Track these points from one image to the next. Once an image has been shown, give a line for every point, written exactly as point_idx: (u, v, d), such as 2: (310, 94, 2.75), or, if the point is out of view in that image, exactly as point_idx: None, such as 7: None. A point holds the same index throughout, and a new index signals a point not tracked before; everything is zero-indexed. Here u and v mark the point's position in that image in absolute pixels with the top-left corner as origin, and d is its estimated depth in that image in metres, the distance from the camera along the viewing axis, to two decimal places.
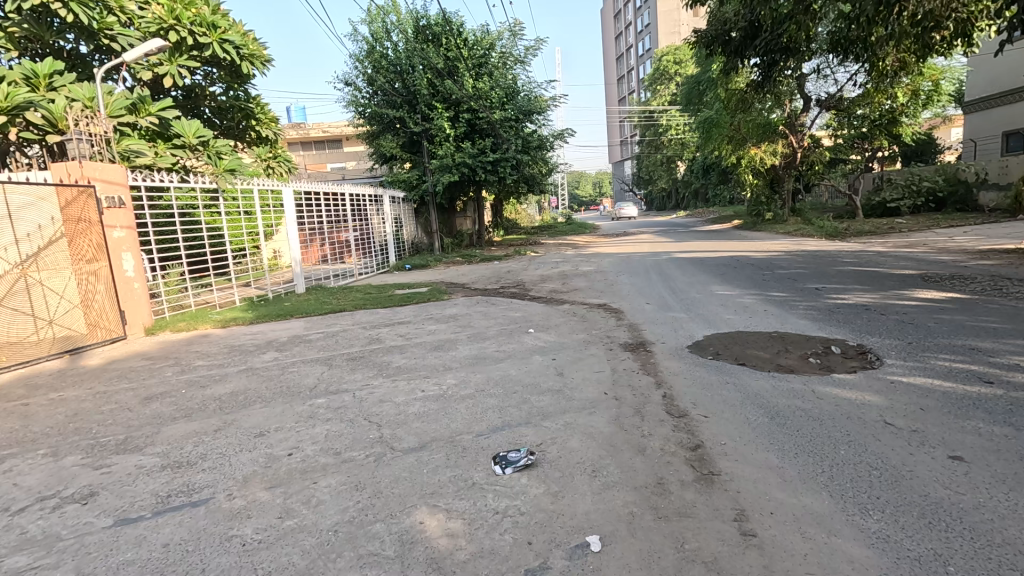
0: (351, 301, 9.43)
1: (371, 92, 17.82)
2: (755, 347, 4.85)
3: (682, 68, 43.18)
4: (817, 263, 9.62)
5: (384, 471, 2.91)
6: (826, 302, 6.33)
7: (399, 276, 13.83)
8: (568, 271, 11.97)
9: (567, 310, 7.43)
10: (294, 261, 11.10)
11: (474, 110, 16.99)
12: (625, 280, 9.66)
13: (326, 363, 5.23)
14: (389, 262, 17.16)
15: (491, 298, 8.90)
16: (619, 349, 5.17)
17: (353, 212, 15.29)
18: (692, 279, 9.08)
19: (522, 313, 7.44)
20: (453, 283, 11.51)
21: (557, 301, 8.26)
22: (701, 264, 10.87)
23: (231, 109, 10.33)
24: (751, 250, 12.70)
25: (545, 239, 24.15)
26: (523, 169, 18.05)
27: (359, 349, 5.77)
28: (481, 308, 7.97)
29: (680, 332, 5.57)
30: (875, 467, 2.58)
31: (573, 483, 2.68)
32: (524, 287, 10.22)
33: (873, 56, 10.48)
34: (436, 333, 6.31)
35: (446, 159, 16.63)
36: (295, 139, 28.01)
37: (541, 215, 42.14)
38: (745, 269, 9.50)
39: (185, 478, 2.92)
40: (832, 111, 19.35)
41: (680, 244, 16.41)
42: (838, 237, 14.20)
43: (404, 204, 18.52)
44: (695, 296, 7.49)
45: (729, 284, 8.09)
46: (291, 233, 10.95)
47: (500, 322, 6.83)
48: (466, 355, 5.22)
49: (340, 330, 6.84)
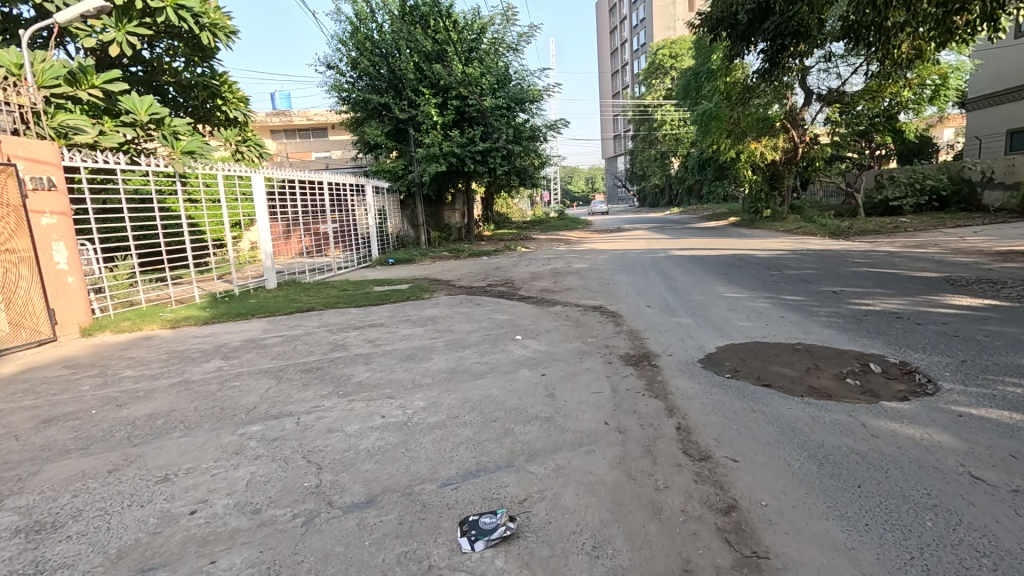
0: (323, 299, 8.61)
1: (354, 76, 16.89)
2: (778, 363, 4.15)
3: (678, 61, 42.54)
4: (827, 262, 8.96)
5: (310, 542, 2.15)
6: (849, 308, 5.65)
7: (381, 271, 13.02)
8: (560, 268, 11.22)
9: (560, 313, 6.69)
10: (265, 253, 10.25)
11: (463, 97, 16.14)
12: (623, 279, 8.94)
13: (276, 375, 4.44)
14: (372, 256, 16.26)
15: (476, 298, 8.12)
16: (620, 362, 4.45)
17: (333, 203, 14.43)
18: (695, 279, 8.36)
19: (510, 315, 6.70)
20: (438, 280, 10.73)
21: (549, 302, 7.52)
22: (701, 263, 10.17)
23: (194, 87, 9.46)
24: (753, 249, 12.04)
25: (536, 234, 23.44)
26: (514, 161, 17.27)
27: (319, 357, 4.99)
28: (464, 308, 7.21)
29: (689, 343, 4.85)
30: (983, 552, 1.88)
31: (567, 569, 1.95)
32: (513, 286, 9.47)
33: (888, 45, 9.85)
34: (410, 339, 5.54)
35: (433, 148, 15.78)
36: (278, 127, 26.95)
37: (533, 209, 41.41)
38: (751, 269, 8.79)
39: (38, 552, 2.14)
40: (833, 106, 18.76)
41: (678, 242, 15.76)
42: (842, 236, 13.59)
43: (389, 195, 17.64)
44: (700, 299, 6.78)
45: (736, 286, 7.40)
46: (262, 223, 10.11)
47: (485, 326, 6.08)
48: (442, 367, 4.45)
49: (303, 333, 6.04)
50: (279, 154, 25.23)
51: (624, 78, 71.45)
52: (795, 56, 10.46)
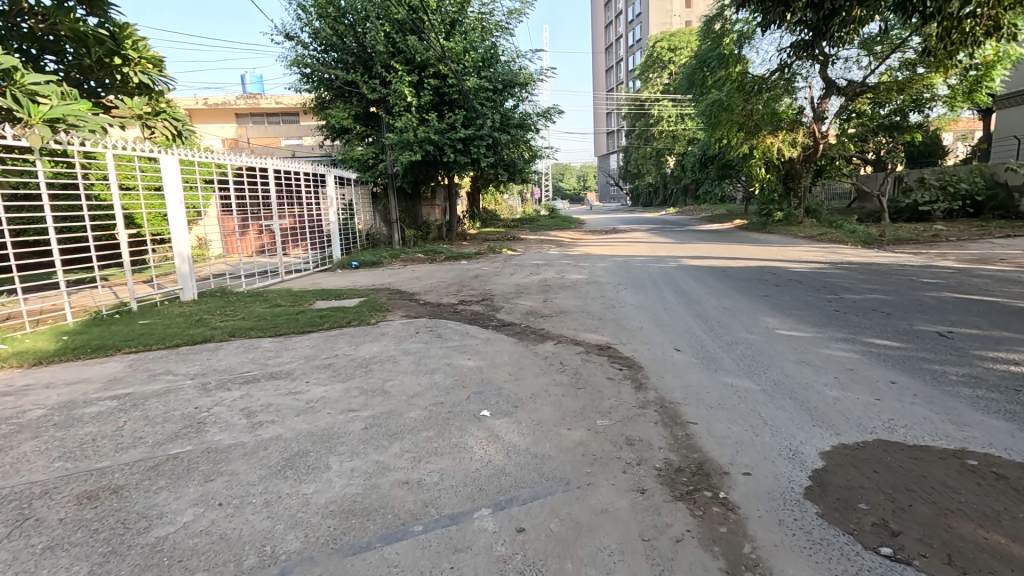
0: (238, 321, 6.49)
1: (319, 49, 14.72)
2: (968, 513, 2.18)
3: (676, 55, 40.76)
4: (891, 283, 7.06)
5: None
6: (990, 370, 3.72)
7: (338, 278, 10.90)
8: (552, 279, 9.24)
9: (552, 357, 4.68)
10: (180, 256, 8.18)
11: (442, 75, 14.04)
12: (632, 300, 6.97)
13: (20, 513, 2.37)
14: (333, 256, 14.01)
15: (440, 325, 6.05)
16: (660, 493, 2.45)
17: (281, 195, 12.21)
18: (728, 303, 6.41)
19: (480, 358, 4.68)
20: (401, 292, 8.70)
21: (536, 335, 5.49)
22: (726, 277, 8.25)
23: (86, 42, 7.36)
24: (782, 259, 10.14)
25: (525, 234, 21.45)
26: (501, 151, 15.25)
27: (141, 455, 2.91)
28: (418, 344, 5.20)
29: (766, 441, 2.90)
30: None
31: None
32: (492, 304, 7.44)
33: (963, 13, 7.90)
34: (313, 413, 3.48)
35: (407, 134, 13.64)
36: (243, 110, 24.87)
37: (523, 207, 39.30)
38: (796, 291, 6.85)
39: None
40: (855, 100, 16.97)
41: (685, 247, 13.83)
42: (877, 245, 11.75)
43: (358, 187, 15.48)
44: (748, 340, 4.83)
45: (791, 318, 5.47)
46: (176, 217, 8.11)
47: (440, 381, 4.07)
48: (335, 501, 2.41)
49: (159, 392, 3.93)
50: (239, 140, 23.03)
51: (618, 74, 69.57)
52: (846, 25, 8.43)
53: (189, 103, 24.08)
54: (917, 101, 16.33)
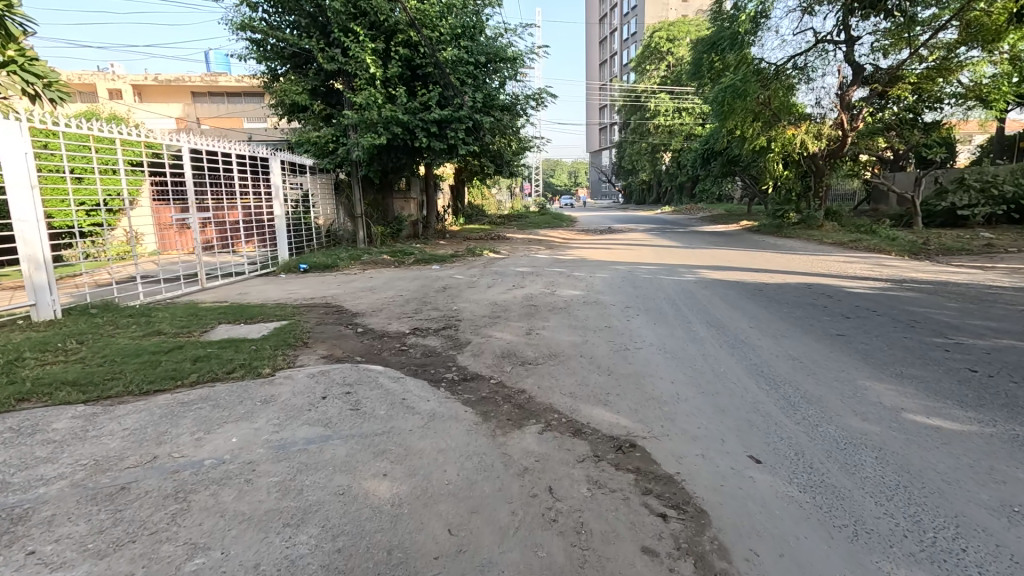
0: (66, 367, 4.26)
1: (269, 11, 12.45)
2: None
3: (675, 46, 39.03)
4: (1006, 317, 5.10)
5: None
6: None
7: (273, 287, 8.70)
8: (540, 296, 7.17)
9: (534, 471, 2.60)
10: (33, 261, 5.98)
11: (413, 44, 11.95)
12: (652, 336, 4.92)
13: None
14: (278, 258, 11.49)
15: (365, 382, 3.92)
16: None
17: (215, 182, 9.89)
18: (795, 349, 4.38)
19: (404, 475, 2.58)
20: (338, 312, 6.56)
21: (510, 409, 3.40)
22: (769, 300, 6.24)
23: None
24: (826, 273, 8.17)
25: (511, 233, 19.32)
26: (483, 137, 13.15)
27: None
28: (311, 432, 3.06)
29: None
30: None
31: None
32: (456, 335, 5.36)
33: None
34: None
35: (369, 112, 11.41)
36: (199, 88, 22.79)
37: (512, 203, 37.14)
38: (881, 329, 4.85)
39: None
40: (885, 88, 15.13)
41: (698, 252, 11.82)
42: (929, 257, 9.83)
43: (315, 176, 13.25)
44: (874, 439, 2.79)
45: (914, 389, 3.43)
46: (21, 205, 5.86)
47: (300, 563, 1.95)
48: None
49: None
50: (191, 121, 20.57)
51: (612, 68, 67.56)
52: None
53: (138, 79, 21.81)
54: (939, 94, 15.15)
